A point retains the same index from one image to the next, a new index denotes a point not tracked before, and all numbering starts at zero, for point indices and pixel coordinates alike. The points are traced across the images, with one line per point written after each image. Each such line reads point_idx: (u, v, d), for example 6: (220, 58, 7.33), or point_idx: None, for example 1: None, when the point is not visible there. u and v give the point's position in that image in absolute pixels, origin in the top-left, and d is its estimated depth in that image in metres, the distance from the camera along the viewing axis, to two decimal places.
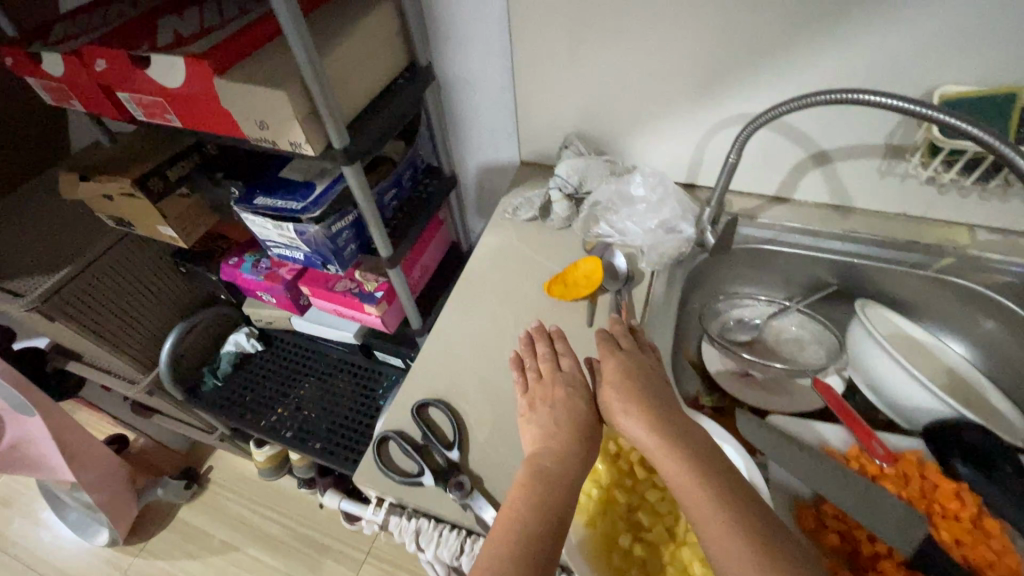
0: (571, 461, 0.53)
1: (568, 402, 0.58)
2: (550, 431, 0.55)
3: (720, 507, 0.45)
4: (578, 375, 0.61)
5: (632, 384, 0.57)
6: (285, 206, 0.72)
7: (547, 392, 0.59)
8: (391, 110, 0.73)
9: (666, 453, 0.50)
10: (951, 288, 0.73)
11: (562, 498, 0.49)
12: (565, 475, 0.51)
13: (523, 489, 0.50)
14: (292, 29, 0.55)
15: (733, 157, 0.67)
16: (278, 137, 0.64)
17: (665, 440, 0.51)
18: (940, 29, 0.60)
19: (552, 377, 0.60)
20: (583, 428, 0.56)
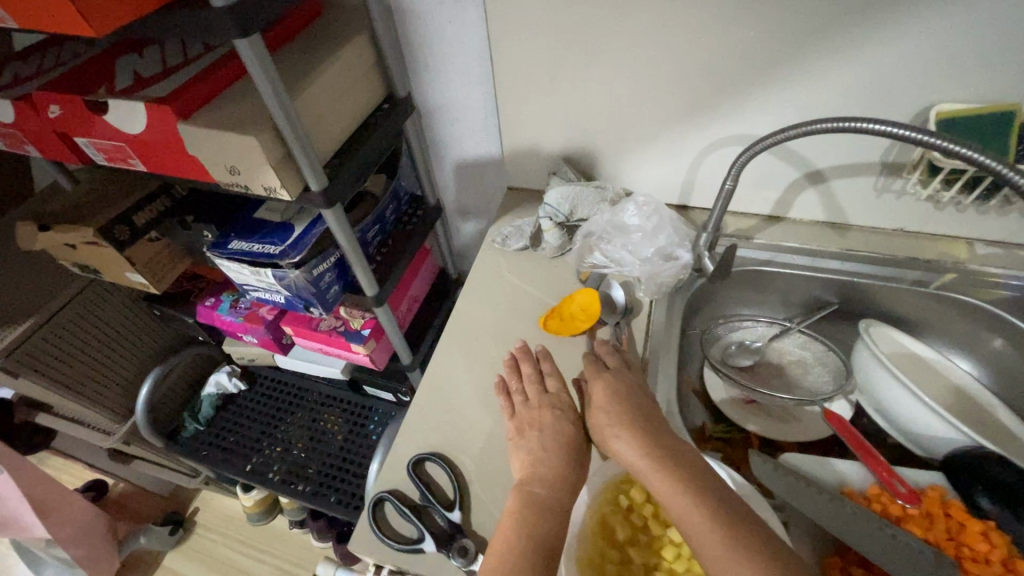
0: (563, 483, 0.54)
1: (557, 426, 0.58)
2: (541, 456, 0.56)
3: (708, 521, 0.47)
4: (564, 396, 0.62)
5: (619, 402, 0.58)
6: (262, 252, 0.68)
7: (535, 415, 0.60)
8: (372, 146, 0.70)
9: (655, 471, 0.52)
10: (953, 304, 0.72)
11: (556, 524, 0.51)
12: (558, 499, 0.53)
13: (517, 516, 0.51)
14: (260, 75, 0.51)
15: (729, 184, 0.64)
16: (251, 183, 0.60)
17: (654, 458, 0.53)
18: (934, 48, 0.59)
19: (539, 400, 0.61)
20: (572, 446, 0.57)
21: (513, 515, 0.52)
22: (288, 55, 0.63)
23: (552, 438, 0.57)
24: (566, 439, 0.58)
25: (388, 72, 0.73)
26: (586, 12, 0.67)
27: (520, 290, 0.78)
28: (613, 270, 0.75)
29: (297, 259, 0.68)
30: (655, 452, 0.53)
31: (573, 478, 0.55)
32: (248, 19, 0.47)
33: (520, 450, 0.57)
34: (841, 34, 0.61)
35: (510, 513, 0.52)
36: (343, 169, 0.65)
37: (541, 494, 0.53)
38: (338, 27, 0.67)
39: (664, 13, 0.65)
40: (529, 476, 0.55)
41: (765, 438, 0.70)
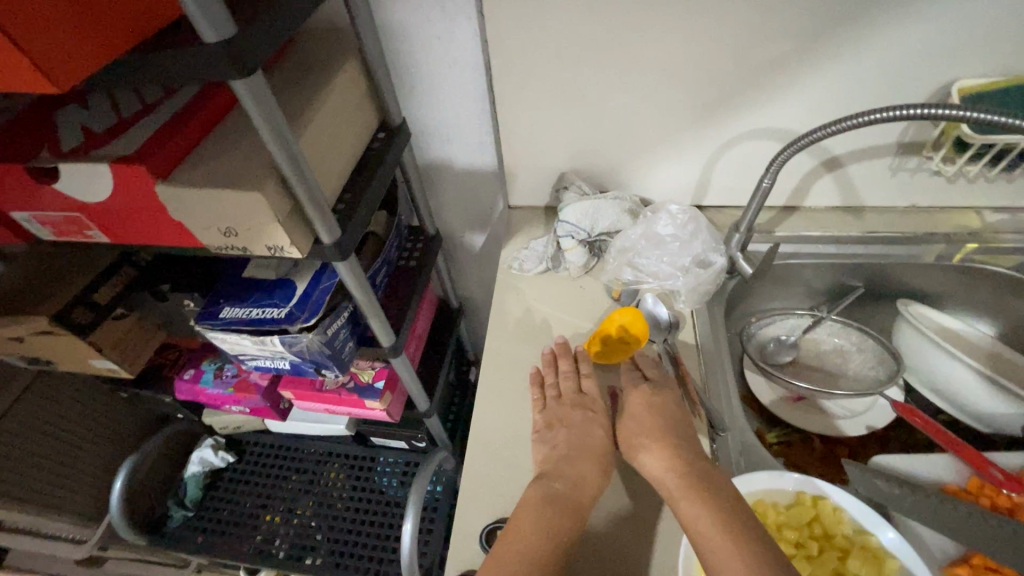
0: (582, 485, 0.53)
1: (587, 427, 0.58)
2: (566, 457, 0.55)
3: (722, 533, 0.44)
4: (598, 400, 0.62)
5: (656, 418, 0.57)
6: (266, 317, 0.59)
7: (564, 412, 0.60)
8: (376, 183, 0.62)
9: (679, 487, 0.49)
10: (977, 275, 0.73)
11: (571, 523, 0.49)
12: (577, 500, 0.51)
13: (530, 506, 0.50)
14: (264, 122, 0.42)
15: (767, 182, 0.62)
16: (252, 243, 0.51)
17: (681, 474, 0.50)
18: (954, 26, 0.58)
19: (573, 399, 0.61)
20: (598, 454, 0.56)
21: (527, 506, 0.51)
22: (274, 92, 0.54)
23: (580, 438, 0.57)
24: (594, 440, 0.57)
25: (381, 100, 0.65)
26: (594, 17, 0.63)
27: (550, 317, 0.73)
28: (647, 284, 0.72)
29: (309, 321, 0.59)
30: (681, 467, 0.51)
31: (593, 475, 0.54)
32: (247, 56, 0.38)
33: (549, 456, 0.56)
34: (861, 21, 0.60)
35: (523, 505, 0.51)
36: (353, 213, 0.58)
37: (559, 489, 0.52)
38: (324, 55, 0.59)
39: (679, 11, 0.61)
40: (549, 473, 0.54)
41: (824, 435, 0.68)
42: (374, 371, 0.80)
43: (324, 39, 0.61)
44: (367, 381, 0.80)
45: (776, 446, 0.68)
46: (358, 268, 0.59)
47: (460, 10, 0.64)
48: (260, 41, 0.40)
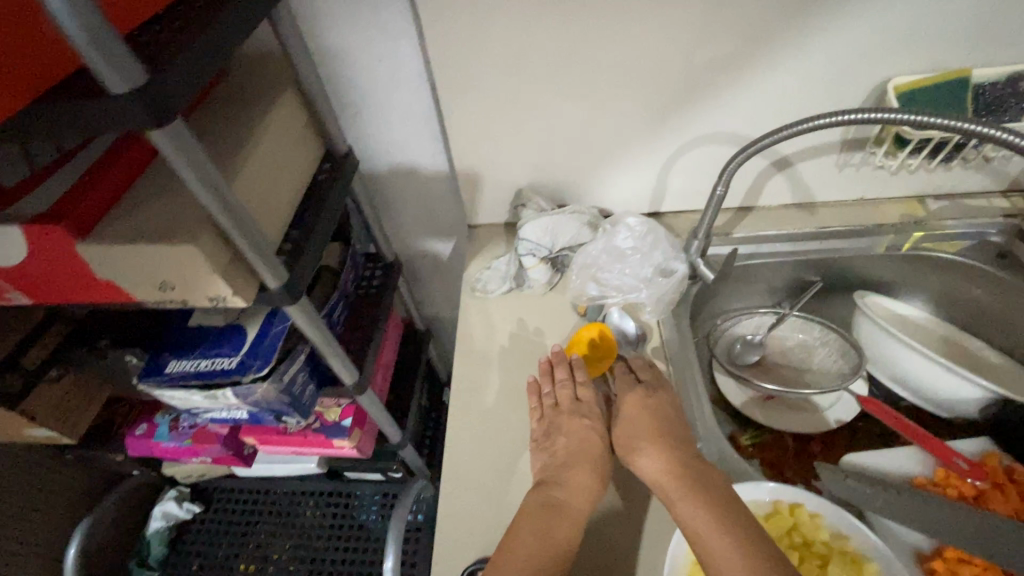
0: (580, 491, 0.53)
1: (585, 435, 0.58)
2: (563, 465, 0.55)
3: (717, 529, 0.46)
4: (594, 406, 0.62)
5: (651, 419, 0.58)
6: (216, 369, 0.56)
7: (563, 421, 0.60)
8: (325, 217, 0.59)
9: (675, 486, 0.50)
10: (926, 262, 0.75)
11: (571, 531, 0.50)
12: (576, 506, 0.52)
13: (530, 516, 0.51)
14: (190, 171, 0.39)
15: (721, 190, 0.62)
16: (189, 294, 0.47)
17: (677, 473, 0.51)
18: (885, 25, 0.60)
19: (570, 406, 0.61)
20: (597, 459, 0.57)
21: (527, 516, 0.51)
22: (203, 130, 0.51)
23: (577, 446, 0.57)
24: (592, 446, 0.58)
25: (324, 130, 0.62)
26: (539, 33, 0.61)
27: (518, 338, 0.72)
28: (612, 297, 0.71)
29: (263, 369, 0.56)
30: (677, 466, 0.52)
31: (590, 478, 0.55)
32: (163, 104, 0.35)
33: (547, 471, 0.56)
34: (800, 25, 0.61)
35: (522, 515, 0.51)
36: (302, 254, 0.55)
37: (556, 499, 0.52)
38: (256, 87, 0.55)
39: (623, 24, 0.60)
40: (547, 481, 0.54)
41: (796, 433, 0.69)
42: (340, 408, 0.77)
43: (254, 67, 0.58)
44: (334, 420, 0.77)
45: (752, 448, 0.68)
46: (310, 309, 0.56)
47: (401, 32, 0.62)
48: (177, 85, 0.37)
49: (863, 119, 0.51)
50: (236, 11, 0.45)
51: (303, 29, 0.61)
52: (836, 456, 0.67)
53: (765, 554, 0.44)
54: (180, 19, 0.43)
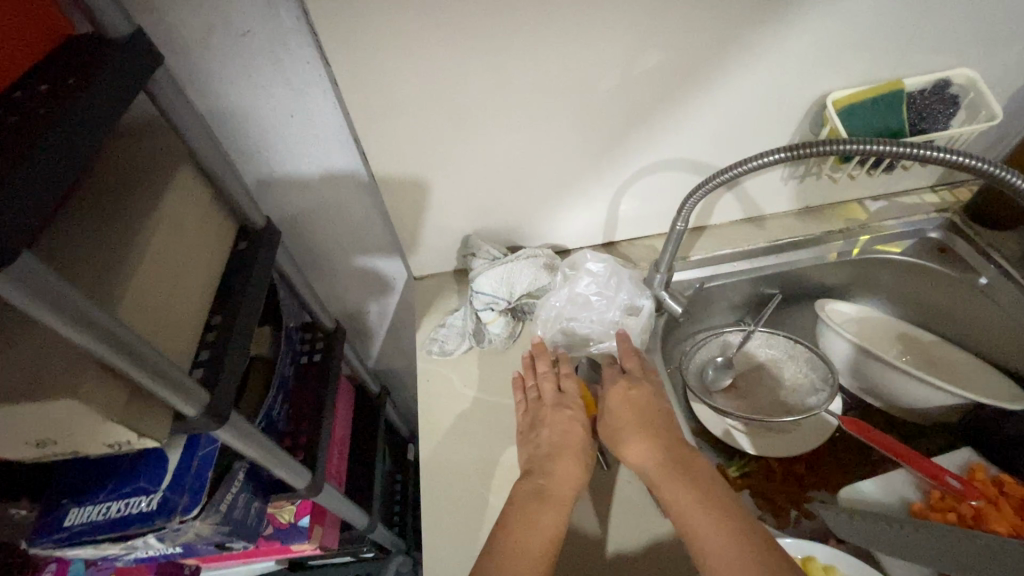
0: (567, 479, 0.52)
1: (569, 426, 0.56)
2: (549, 456, 0.54)
3: (705, 511, 0.46)
4: (579, 397, 0.60)
5: (637, 407, 0.56)
6: (135, 513, 0.45)
7: (547, 413, 0.58)
8: (244, 307, 0.50)
9: (662, 473, 0.50)
10: (874, 263, 0.76)
11: (559, 517, 0.49)
12: (562, 492, 0.51)
13: (518, 508, 0.50)
14: (57, 317, 0.30)
15: (681, 225, 0.60)
16: (86, 444, 0.38)
17: (663, 460, 0.51)
18: (821, 43, 0.59)
19: (553, 399, 0.59)
20: (581, 447, 0.55)
21: (514, 508, 0.50)
22: (74, 233, 0.41)
23: (563, 437, 0.55)
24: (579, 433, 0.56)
25: (234, 206, 0.53)
26: (473, 80, 0.55)
27: (486, 402, 0.66)
28: (579, 344, 0.68)
29: (193, 508, 0.46)
30: (662, 453, 0.51)
31: (577, 465, 0.53)
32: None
33: (534, 464, 0.54)
34: (740, 49, 0.58)
35: (510, 507, 0.50)
36: (223, 362, 0.46)
37: (543, 490, 0.51)
38: (140, 168, 0.46)
39: (563, 63, 0.55)
40: (534, 472, 0.53)
41: (781, 456, 0.66)
42: (295, 507, 0.66)
43: (136, 143, 0.48)
44: (289, 520, 0.67)
45: (740, 478, 0.65)
46: (243, 423, 0.47)
47: (312, 84, 0.54)
48: (10, 219, 0.28)
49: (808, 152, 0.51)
50: (99, 98, 0.36)
51: (192, 90, 0.52)
52: (821, 475, 0.66)
53: (751, 530, 0.44)
54: (22, 113, 0.34)
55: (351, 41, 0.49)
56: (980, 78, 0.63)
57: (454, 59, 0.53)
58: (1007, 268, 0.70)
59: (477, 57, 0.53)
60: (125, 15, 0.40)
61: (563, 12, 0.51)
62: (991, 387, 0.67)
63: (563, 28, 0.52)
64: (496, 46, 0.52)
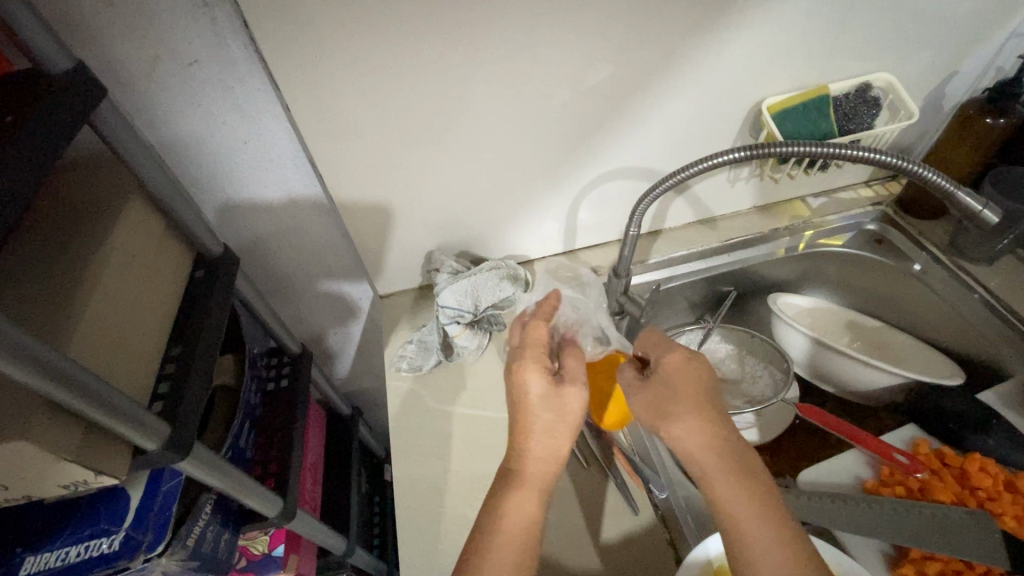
0: (552, 460, 0.47)
1: (533, 393, 0.50)
2: (526, 433, 0.48)
3: (757, 518, 0.38)
4: (542, 356, 0.53)
5: (692, 388, 0.47)
6: (92, 557, 0.44)
7: (519, 373, 0.52)
8: (205, 336, 0.49)
9: (720, 467, 0.42)
10: (818, 257, 0.81)
11: (539, 503, 0.45)
12: (541, 476, 0.46)
13: (499, 491, 0.46)
14: (5, 362, 0.30)
15: (635, 230, 0.62)
16: (37, 489, 0.36)
17: (716, 450, 0.43)
18: (754, 52, 0.62)
19: (520, 365, 0.53)
20: (554, 415, 0.49)
21: (497, 491, 0.46)
22: (21, 272, 0.40)
23: (545, 405, 0.49)
24: (567, 398, 0.50)
25: (190, 237, 0.53)
26: (426, 99, 0.56)
27: (458, 416, 0.66)
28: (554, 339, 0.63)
29: (157, 545, 0.46)
30: (721, 443, 0.43)
31: (561, 439, 0.48)
32: None
33: (515, 439, 0.48)
34: (679, 63, 0.61)
35: (490, 494, 0.46)
36: (183, 395, 0.45)
37: (523, 475, 0.46)
38: (89, 203, 0.45)
39: (512, 79, 0.57)
40: (511, 453, 0.48)
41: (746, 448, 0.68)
42: (269, 537, 0.65)
43: (84, 176, 0.47)
44: (262, 551, 0.65)
45: None
46: (207, 454, 0.46)
47: (265, 110, 0.54)
48: None
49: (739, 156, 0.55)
50: (41, 136, 0.36)
51: (140, 121, 0.51)
52: (783, 460, 0.69)
53: (818, 563, 0.36)
54: None
55: (300, 67, 0.50)
56: (897, 81, 0.68)
57: (406, 78, 0.54)
58: (938, 255, 0.75)
59: (428, 77, 0.54)
60: (64, 50, 0.40)
61: (506, 32, 0.53)
62: (929, 365, 0.71)
63: (510, 45, 0.54)
64: (446, 65, 0.54)
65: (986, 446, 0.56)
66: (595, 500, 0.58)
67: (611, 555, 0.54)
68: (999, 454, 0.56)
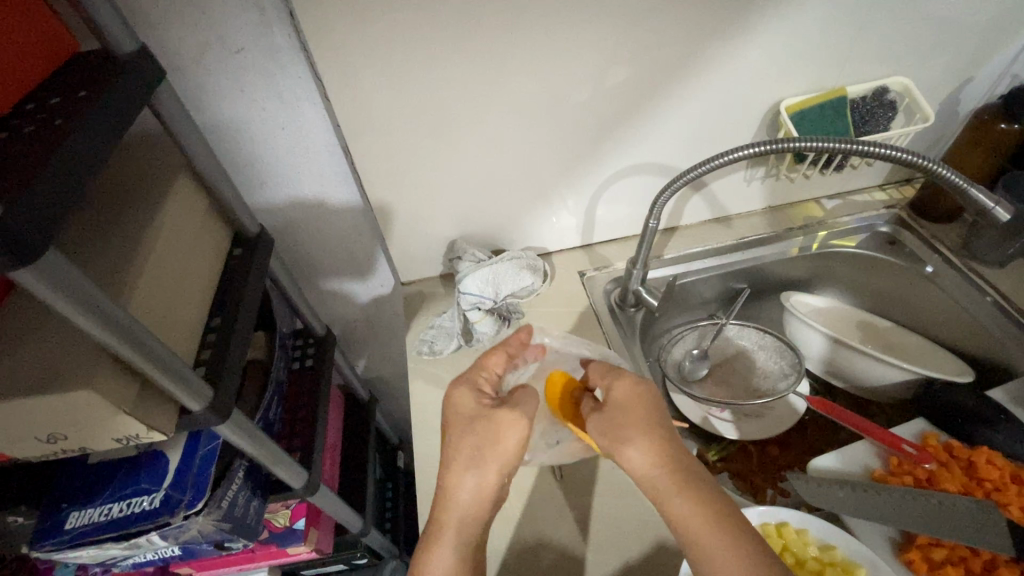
0: (472, 501, 0.50)
1: (457, 435, 0.51)
2: (446, 482, 0.50)
3: (718, 542, 0.42)
4: (475, 398, 0.54)
5: (638, 406, 0.50)
6: (135, 513, 0.47)
7: (453, 399, 0.54)
8: (243, 310, 0.52)
9: (671, 487, 0.45)
10: (832, 256, 0.82)
11: (458, 556, 0.47)
12: (459, 525, 0.49)
13: (431, 542, 0.48)
14: (79, 312, 0.32)
15: (654, 223, 0.64)
16: (92, 440, 0.39)
17: (675, 477, 0.45)
18: (775, 54, 0.64)
19: (455, 401, 0.54)
20: (475, 457, 0.50)
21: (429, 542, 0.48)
22: (81, 240, 0.43)
23: (472, 436, 0.51)
24: (497, 430, 0.51)
25: (229, 215, 0.55)
26: (457, 91, 0.58)
27: None
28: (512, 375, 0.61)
29: (196, 502, 0.48)
30: (672, 460, 0.46)
31: (483, 475, 0.50)
32: (25, 243, 0.29)
33: (441, 476, 0.51)
34: (701, 62, 0.63)
35: (425, 543, 0.48)
36: (223, 363, 0.47)
37: (442, 520, 0.49)
38: (143, 179, 0.48)
39: (540, 75, 0.60)
40: (436, 496, 0.51)
41: (757, 439, 0.70)
42: (290, 511, 0.67)
43: (138, 154, 0.50)
44: (284, 524, 0.68)
45: (719, 463, 0.67)
46: (243, 420, 0.48)
47: (301, 97, 0.54)
48: (38, 216, 0.30)
49: (759, 151, 0.56)
50: (110, 109, 0.38)
51: (188, 104, 0.52)
52: (793, 454, 0.70)
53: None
54: (40, 125, 0.36)
55: (342, 55, 0.53)
56: (913, 85, 0.70)
57: (440, 69, 0.56)
58: (950, 258, 0.76)
59: (461, 69, 0.57)
60: (130, 33, 0.42)
61: (540, 26, 0.55)
62: (939, 364, 0.73)
63: (540, 39, 0.56)
64: (479, 58, 0.56)
65: (995, 441, 0.58)
66: (608, 482, 0.60)
67: (624, 533, 0.56)
68: (1008, 449, 0.57)
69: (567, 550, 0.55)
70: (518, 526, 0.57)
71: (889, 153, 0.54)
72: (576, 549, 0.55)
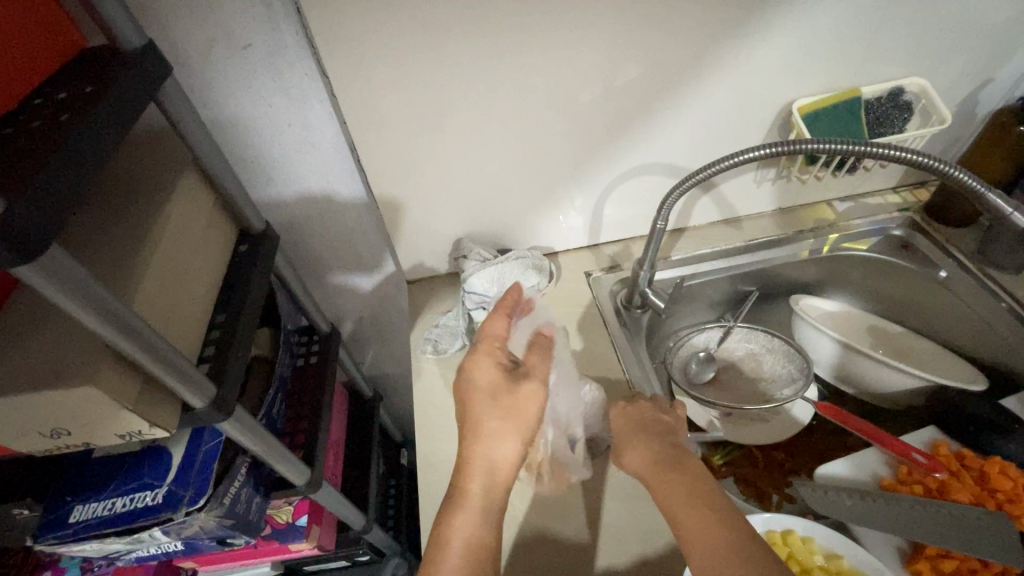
0: (496, 467, 0.50)
1: (475, 405, 0.52)
2: (472, 447, 0.51)
3: (692, 508, 0.46)
4: (488, 369, 0.54)
5: (637, 418, 0.57)
6: (137, 509, 0.47)
7: (467, 371, 0.54)
8: (248, 306, 0.52)
9: (658, 475, 0.50)
10: (843, 260, 0.81)
11: (484, 524, 0.49)
12: (484, 495, 0.50)
13: (455, 505, 0.49)
14: (82, 310, 0.32)
15: (662, 223, 0.63)
16: (96, 436, 0.39)
17: (657, 465, 0.51)
18: (788, 53, 0.63)
19: (471, 370, 0.54)
20: (500, 429, 0.51)
21: (453, 504, 0.50)
22: (87, 236, 0.43)
23: (491, 405, 0.52)
24: (515, 396, 0.52)
25: (234, 211, 0.55)
26: (465, 88, 0.58)
27: None
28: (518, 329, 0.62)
29: (198, 498, 0.48)
30: (657, 454, 0.52)
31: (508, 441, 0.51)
32: (27, 238, 0.28)
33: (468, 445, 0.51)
34: (712, 61, 0.62)
35: (444, 511, 0.50)
36: (226, 360, 0.47)
37: (468, 487, 0.50)
38: (151, 175, 0.48)
39: (549, 73, 0.59)
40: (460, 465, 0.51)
41: (764, 444, 0.69)
42: (293, 507, 0.68)
43: (144, 150, 0.50)
44: (287, 520, 0.68)
45: (725, 467, 0.66)
46: (247, 418, 0.48)
47: (309, 94, 0.54)
48: (39, 212, 0.30)
49: (770, 152, 0.55)
50: (118, 103, 0.38)
51: (194, 100, 0.52)
52: (799, 461, 0.69)
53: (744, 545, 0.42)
54: (47, 119, 0.36)
55: (349, 51, 0.52)
56: (930, 86, 0.69)
57: (447, 67, 0.55)
58: (966, 263, 0.75)
59: (469, 67, 0.56)
60: (136, 27, 0.42)
61: (549, 24, 0.54)
62: (952, 371, 0.71)
63: (548, 36, 0.55)
64: (486, 54, 0.55)
65: (1009, 451, 0.56)
66: (612, 485, 0.59)
67: (626, 538, 0.55)
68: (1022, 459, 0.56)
69: (569, 554, 0.55)
70: (520, 528, 0.56)
71: (904, 155, 0.53)
72: (578, 554, 0.54)
